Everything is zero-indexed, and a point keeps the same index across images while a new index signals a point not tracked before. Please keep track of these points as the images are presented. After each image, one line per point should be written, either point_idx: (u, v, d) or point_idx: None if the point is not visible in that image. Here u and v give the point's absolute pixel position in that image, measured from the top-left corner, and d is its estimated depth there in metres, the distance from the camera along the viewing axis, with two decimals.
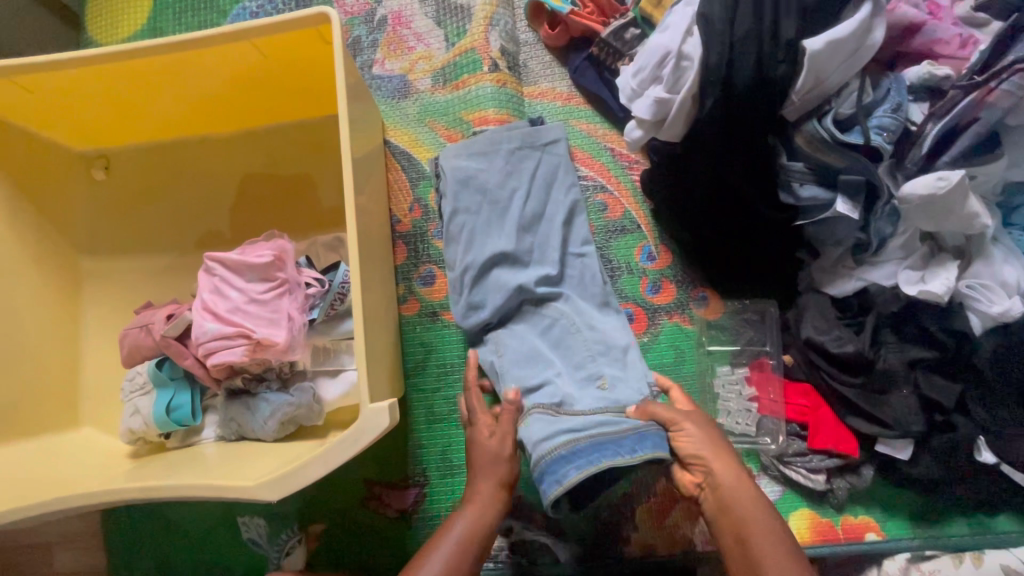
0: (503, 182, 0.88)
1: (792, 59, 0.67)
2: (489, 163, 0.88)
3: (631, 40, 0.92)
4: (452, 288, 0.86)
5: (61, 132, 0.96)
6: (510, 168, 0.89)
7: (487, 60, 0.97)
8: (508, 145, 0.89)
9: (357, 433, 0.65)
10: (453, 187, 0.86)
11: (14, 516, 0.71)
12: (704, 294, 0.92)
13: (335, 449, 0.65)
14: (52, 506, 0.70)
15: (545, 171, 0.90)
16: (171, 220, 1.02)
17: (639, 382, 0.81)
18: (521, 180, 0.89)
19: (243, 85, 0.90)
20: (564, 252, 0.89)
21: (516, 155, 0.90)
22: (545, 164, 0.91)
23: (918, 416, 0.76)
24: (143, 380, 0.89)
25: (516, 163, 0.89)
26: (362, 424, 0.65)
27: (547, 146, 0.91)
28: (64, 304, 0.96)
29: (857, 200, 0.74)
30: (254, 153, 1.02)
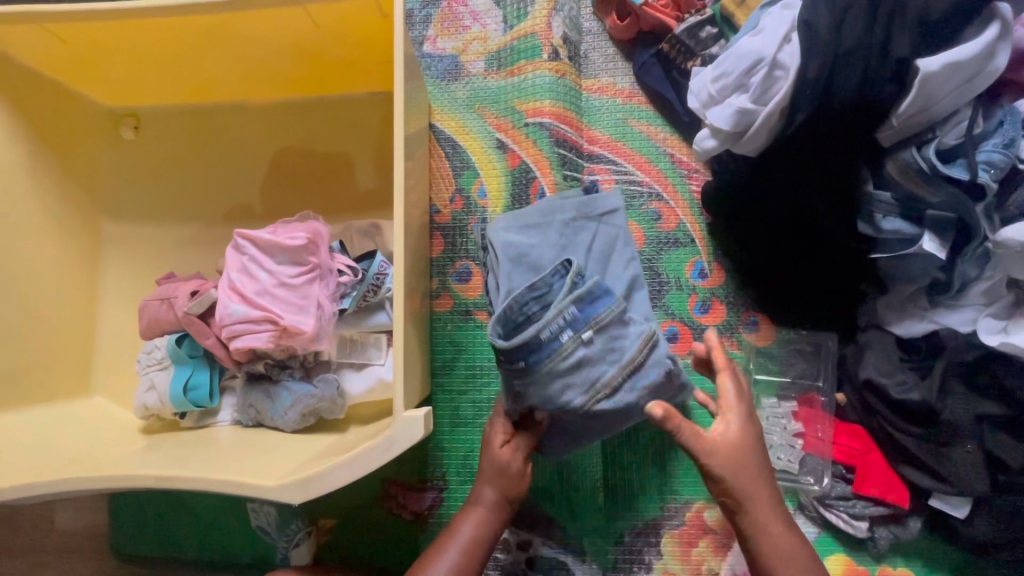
0: (558, 259, 0.74)
1: (900, 80, 0.60)
2: (541, 238, 0.74)
3: (706, 39, 0.86)
4: (502, 386, 0.74)
5: (95, 86, 0.92)
6: (564, 242, 0.75)
7: (547, 47, 0.91)
8: (562, 214, 0.76)
9: (387, 444, 0.61)
10: (505, 266, 0.72)
11: (21, 490, 0.67)
12: (755, 318, 0.86)
13: (361, 458, 0.61)
14: (61, 484, 0.67)
15: (603, 244, 0.76)
16: (199, 188, 0.98)
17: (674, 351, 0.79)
18: (578, 255, 0.75)
19: (288, 53, 0.85)
20: None
21: (571, 225, 0.76)
22: (602, 236, 0.77)
23: (982, 476, 0.71)
24: (160, 356, 0.85)
25: (571, 236, 0.75)
26: (393, 433, 0.61)
27: (605, 216, 0.77)
28: (83, 267, 0.92)
29: (945, 237, 0.68)
30: (292, 125, 0.96)
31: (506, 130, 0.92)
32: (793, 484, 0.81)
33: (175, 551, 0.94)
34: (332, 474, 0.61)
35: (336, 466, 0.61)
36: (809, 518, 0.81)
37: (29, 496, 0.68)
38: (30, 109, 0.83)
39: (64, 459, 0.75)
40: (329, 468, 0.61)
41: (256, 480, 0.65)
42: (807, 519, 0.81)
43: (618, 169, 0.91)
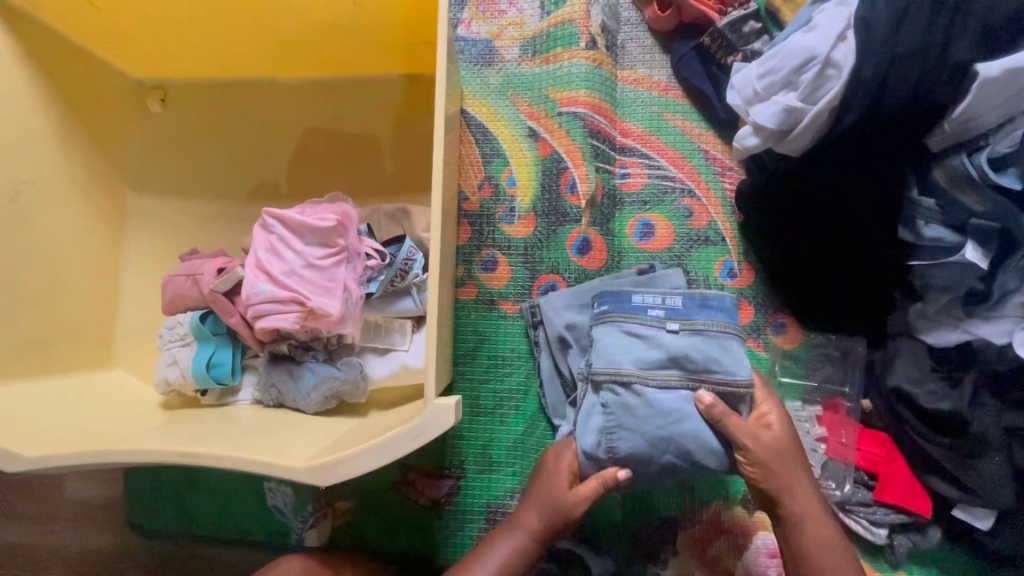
0: None
1: (957, 83, 0.59)
2: None
3: (749, 34, 0.83)
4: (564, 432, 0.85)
5: (126, 53, 0.91)
6: None
7: (585, 35, 0.89)
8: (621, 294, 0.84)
9: (417, 430, 0.60)
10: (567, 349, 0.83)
11: (44, 459, 0.67)
12: (783, 320, 0.85)
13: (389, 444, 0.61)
14: (86, 456, 0.67)
15: None
16: (224, 165, 0.97)
17: None
18: None
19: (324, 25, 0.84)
20: None
21: None
22: None
23: (1008, 488, 0.71)
24: (184, 332, 0.84)
25: None
26: (420, 421, 0.60)
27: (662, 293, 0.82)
28: (107, 238, 0.91)
29: (988, 247, 0.67)
30: (321, 105, 0.95)
31: (539, 119, 0.91)
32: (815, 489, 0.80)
33: (189, 524, 0.94)
34: (356, 458, 0.61)
35: (363, 450, 0.61)
36: None
37: (49, 466, 0.67)
38: (58, 74, 0.82)
39: (85, 431, 0.75)
40: (355, 453, 0.61)
41: (279, 461, 0.64)
42: None
43: (651, 163, 0.90)
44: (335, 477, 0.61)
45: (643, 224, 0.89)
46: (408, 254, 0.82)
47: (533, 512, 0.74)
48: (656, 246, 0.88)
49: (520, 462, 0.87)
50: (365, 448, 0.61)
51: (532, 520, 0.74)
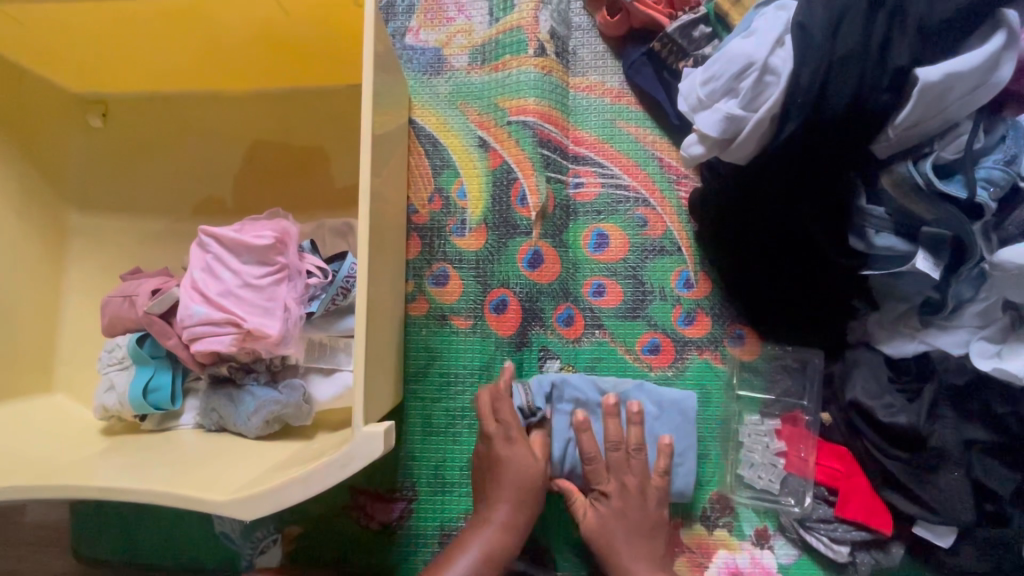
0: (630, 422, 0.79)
1: (897, 88, 0.57)
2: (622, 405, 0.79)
3: (699, 39, 0.82)
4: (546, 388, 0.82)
5: (62, 72, 0.88)
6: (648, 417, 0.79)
7: (534, 41, 0.87)
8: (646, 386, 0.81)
9: (344, 455, 0.58)
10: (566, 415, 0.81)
11: None
12: (741, 331, 0.83)
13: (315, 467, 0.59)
14: (10, 489, 0.64)
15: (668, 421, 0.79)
16: (168, 180, 0.94)
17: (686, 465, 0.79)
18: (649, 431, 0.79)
19: (264, 40, 0.81)
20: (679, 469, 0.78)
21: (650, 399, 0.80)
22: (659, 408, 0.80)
23: (968, 505, 0.68)
24: (122, 355, 0.81)
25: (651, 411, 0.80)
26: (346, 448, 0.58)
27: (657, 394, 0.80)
28: (45, 260, 0.88)
29: (939, 256, 0.65)
30: (267, 117, 0.92)
31: (489, 128, 0.88)
32: (773, 505, 0.79)
33: (138, 552, 0.91)
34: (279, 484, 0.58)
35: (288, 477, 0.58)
36: (788, 539, 0.79)
37: None
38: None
39: (17, 459, 0.73)
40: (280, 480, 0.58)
41: (202, 493, 0.61)
42: (785, 541, 0.79)
43: (604, 173, 0.87)
44: (258, 509, 0.58)
45: (598, 234, 0.86)
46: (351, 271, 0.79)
47: (503, 509, 0.73)
48: (611, 257, 0.86)
49: None
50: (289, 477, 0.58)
51: (502, 515, 0.73)
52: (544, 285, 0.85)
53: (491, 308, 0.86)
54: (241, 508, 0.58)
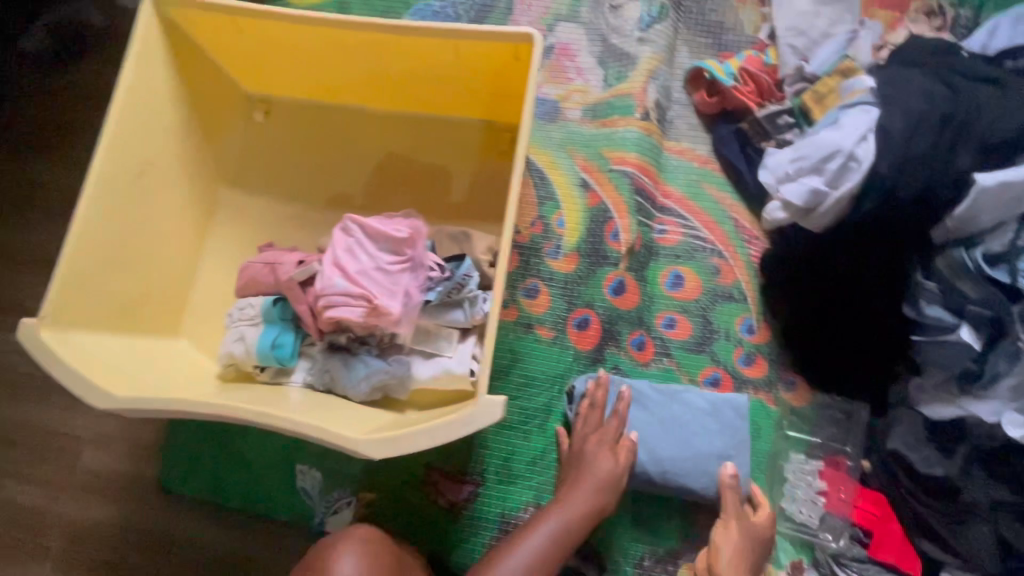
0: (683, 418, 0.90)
1: (957, 188, 0.72)
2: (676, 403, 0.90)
3: (783, 126, 0.97)
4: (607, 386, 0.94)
5: (243, 75, 1.04)
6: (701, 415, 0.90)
7: (641, 108, 1.03)
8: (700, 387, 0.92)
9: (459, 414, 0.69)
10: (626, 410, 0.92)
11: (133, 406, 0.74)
12: (793, 379, 0.94)
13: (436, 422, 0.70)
14: (171, 406, 0.74)
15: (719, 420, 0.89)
16: (307, 175, 1.08)
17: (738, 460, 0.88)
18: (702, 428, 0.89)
19: (422, 76, 0.97)
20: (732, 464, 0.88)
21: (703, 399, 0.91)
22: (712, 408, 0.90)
23: (993, 557, 0.77)
24: (253, 313, 0.93)
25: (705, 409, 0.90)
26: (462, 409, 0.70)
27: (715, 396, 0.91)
28: (195, 224, 1.02)
29: (980, 330, 0.76)
30: (401, 137, 1.08)
31: (592, 172, 1.03)
32: (810, 539, 0.87)
33: (221, 494, 1.00)
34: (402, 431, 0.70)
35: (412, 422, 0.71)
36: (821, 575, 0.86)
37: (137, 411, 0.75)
38: (191, 83, 0.95)
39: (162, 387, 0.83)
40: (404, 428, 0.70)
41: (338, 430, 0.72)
42: None
43: (686, 224, 1.01)
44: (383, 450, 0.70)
45: (675, 275, 0.99)
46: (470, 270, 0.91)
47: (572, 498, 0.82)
48: (685, 296, 0.98)
49: (540, 475, 0.94)
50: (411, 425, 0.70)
51: (571, 504, 0.81)
52: (624, 310, 0.97)
53: (575, 325, 0.97)
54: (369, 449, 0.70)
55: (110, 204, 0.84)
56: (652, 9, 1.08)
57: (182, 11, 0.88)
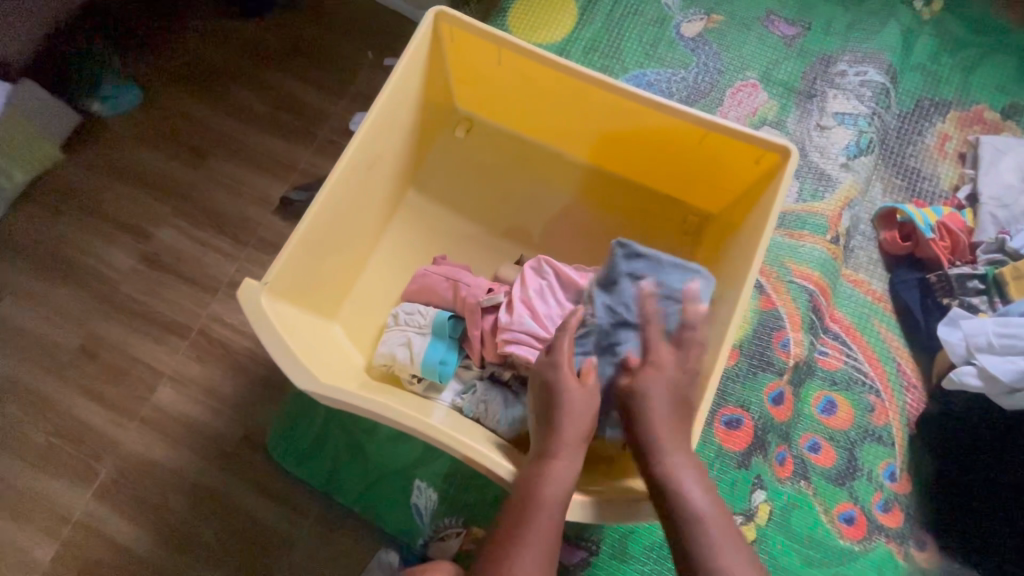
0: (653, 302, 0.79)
1: None
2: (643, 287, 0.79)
3: (970, 289, 0.98)
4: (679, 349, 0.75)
5: (466, 93, 1.09)
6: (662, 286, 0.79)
7: (832, 230, 1.06)
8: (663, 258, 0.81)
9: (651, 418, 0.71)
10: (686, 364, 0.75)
11: (332, 393, 0.76)
12: (925, 538, 0.93)
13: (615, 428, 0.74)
14: (367, 403, 0.75)
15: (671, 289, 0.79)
16: (493, 201, 1.11)
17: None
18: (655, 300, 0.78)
19: (643, 145, 1.00)
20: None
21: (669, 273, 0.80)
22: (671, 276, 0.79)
23: None
24: (421, 321, 0.95)
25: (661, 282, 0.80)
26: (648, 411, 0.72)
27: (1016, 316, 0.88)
28: (381, 217, 1.05)
29: None
30: (592, 192, 1.10)
31: (770, 277, 1.04)
32: None
33: (335, 482, 1.03)
34: (565, 408, 0.73)
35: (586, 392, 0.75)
36: None
37: (332, 399, 0.76)
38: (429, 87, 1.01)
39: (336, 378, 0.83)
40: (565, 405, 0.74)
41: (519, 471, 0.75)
42: None
43: (849, 353, 1.02)
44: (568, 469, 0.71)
45: (828, 400, 0.99)
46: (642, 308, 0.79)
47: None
48: (836, 423, 0.98)
49: (654, 564, 0.92)
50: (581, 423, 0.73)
51: None
52: (778, 422, 0.96)
53: (725, 427, 0.96)
54: (541, 453, 0.72)
55: (346, 185, 0.88)
56: (859, 139, 1.12)
57: (454, 26, 0.94)
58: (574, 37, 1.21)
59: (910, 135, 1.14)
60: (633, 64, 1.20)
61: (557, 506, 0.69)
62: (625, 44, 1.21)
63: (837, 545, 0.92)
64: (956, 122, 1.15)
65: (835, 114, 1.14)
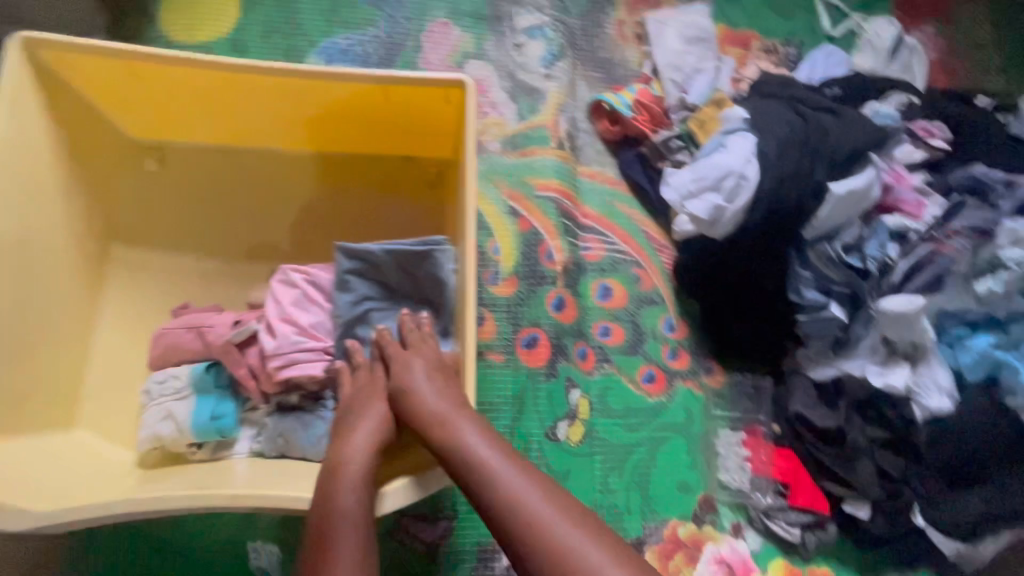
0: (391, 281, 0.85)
1: (819, 195, 0.89)
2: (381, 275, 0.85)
3: (675, 148, 1.11)
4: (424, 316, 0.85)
5: (133, 121, 0.95)
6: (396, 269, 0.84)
7: (554, 138, 1.14)
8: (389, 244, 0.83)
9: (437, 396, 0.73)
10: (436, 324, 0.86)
11: (64, 518, 0.65)
12: (711, 365, 1.08)
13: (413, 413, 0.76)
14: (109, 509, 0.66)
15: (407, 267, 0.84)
16: (222, 227, 1.01)
17: (722, 164, 0.92)
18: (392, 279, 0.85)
19: (344, 117, 0.95)
20: (713, 168, 0.92)
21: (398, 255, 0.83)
22: (401, 262, 0.83)
23: (875, 484, 0.96)
24: (179, 385, 0.84)
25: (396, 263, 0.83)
26: (433, 393, 0.74)
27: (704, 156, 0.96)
28: (87, 291, 0.90)
29: (845, 306, 0.96)
30: (324, 180, 1.05)
31: (518, 200, 1.10)
32: (743, 500, 1.02)
33: None
34: (359, 416, 0.75)
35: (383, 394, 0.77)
36: (756, 529, 1.01)
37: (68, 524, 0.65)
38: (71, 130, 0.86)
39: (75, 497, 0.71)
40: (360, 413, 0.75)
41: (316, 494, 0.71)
42: (754, 530, 1.01)
43: (606, 240, 1.12)
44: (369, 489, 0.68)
45: (603, 287, 1.09)
46: (382, 293, 0.86)
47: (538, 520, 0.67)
48: (614, 304, 1.09)
49: None
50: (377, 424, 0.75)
51: None
52: (566, 325, 1.04)
53: (529, 349, 1.02)
54: (332, 466, 0.70)
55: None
56: (550, 47, 1.19)
57: (59, 53, 0.80)
58: (244, 26, 1.11)
59: (593, 30, 1.24)
60: (319, 35, 1.12)
61: (358, 509, 0.67)
62: (303, 16, 1.13)
63: (648, 404, 1.04)
64: (627, 6, 1.26)
65: (524, 30, 1.19)
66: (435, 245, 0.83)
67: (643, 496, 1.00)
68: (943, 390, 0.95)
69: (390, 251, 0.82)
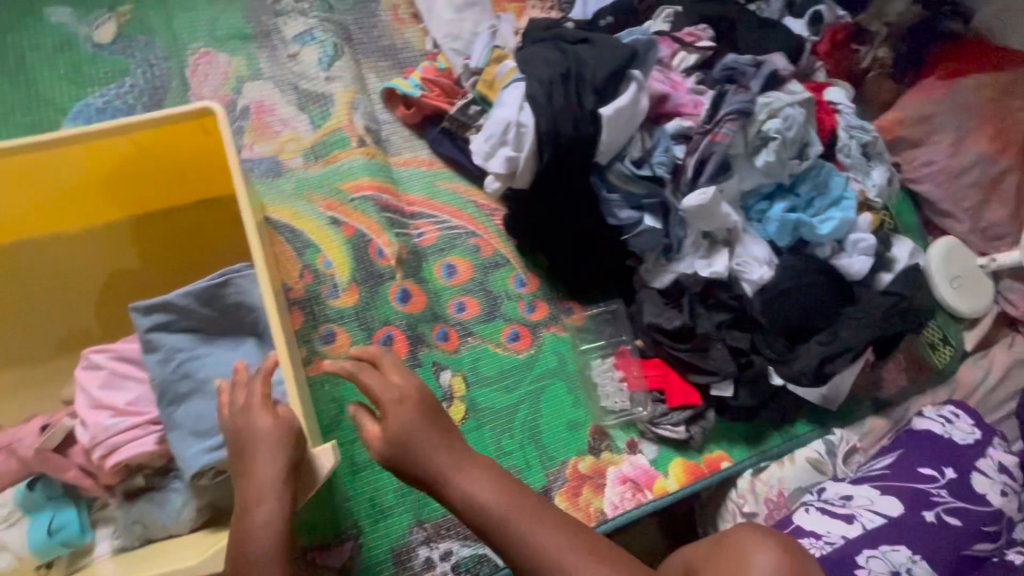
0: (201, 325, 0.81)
1: (595, 122, 0.94)
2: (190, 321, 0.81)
3: (474, 115, 1.12)
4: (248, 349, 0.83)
5: None
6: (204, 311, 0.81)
7: (354, 136, 1.12)
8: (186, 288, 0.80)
9: (425, 433, 0.73)
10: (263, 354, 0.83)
11: None
12: (569, 305, 1.13)
13: (370, 430, 0.75)
14: None
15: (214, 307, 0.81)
16: (24, 329, 0.93)
17: (503, 118, 0.94)
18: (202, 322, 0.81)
19: (107, 178, 0.88)
20: (497, 122, 0.95)
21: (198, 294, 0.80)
22: (205, 301, 0.80)
23: (730, 363, 1.04)
24: (6, 511, 0.78)
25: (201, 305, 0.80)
26: (420, 425, 0.73)
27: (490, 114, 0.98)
28: None
29: (657, 215, 1.04)
30: (120, 247, 0.97)
31: (337, 208, 1.08)
32: (630, 417, 1.08)
33: None
34: (255, 455, 0.68)
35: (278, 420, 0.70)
36: (649, 439, 1.07)
37: None
38: None
39: None
40: (255, 446, 0.68)
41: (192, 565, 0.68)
42: (648, 441, 1.07)
43: (438, 221, 1.13)
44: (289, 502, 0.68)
45: (447, 266, 1.10)
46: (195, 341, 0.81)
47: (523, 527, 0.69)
48: (461, 279, 1.10)
49: (407, 501, 0.96)
50: (287, 456, 0.69)
51: None
52: (417, 313, 1.05)
53: (388, 349, 1.02)
54: (242, 511, 0.66)
55: None
56: (325, 48, 1.16)
57: None
58: None
59: (367, 20, 1.22)
60: (69, 99, 1.04)
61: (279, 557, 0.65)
62: (45, 85, 1.04)
63: (519, 361, 1.07)
64: None
65: (294, 38, 1.16)
66: (234, 273, 0.81)
67: (537, 447, 1.03)
68: (761, 261, 1.05)
69: (187, 292, 0.79)
